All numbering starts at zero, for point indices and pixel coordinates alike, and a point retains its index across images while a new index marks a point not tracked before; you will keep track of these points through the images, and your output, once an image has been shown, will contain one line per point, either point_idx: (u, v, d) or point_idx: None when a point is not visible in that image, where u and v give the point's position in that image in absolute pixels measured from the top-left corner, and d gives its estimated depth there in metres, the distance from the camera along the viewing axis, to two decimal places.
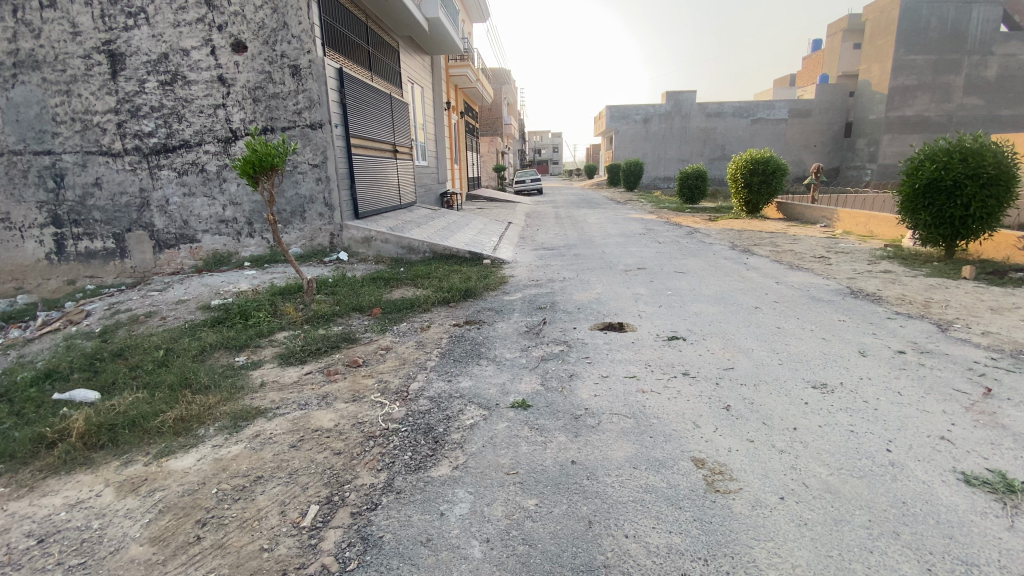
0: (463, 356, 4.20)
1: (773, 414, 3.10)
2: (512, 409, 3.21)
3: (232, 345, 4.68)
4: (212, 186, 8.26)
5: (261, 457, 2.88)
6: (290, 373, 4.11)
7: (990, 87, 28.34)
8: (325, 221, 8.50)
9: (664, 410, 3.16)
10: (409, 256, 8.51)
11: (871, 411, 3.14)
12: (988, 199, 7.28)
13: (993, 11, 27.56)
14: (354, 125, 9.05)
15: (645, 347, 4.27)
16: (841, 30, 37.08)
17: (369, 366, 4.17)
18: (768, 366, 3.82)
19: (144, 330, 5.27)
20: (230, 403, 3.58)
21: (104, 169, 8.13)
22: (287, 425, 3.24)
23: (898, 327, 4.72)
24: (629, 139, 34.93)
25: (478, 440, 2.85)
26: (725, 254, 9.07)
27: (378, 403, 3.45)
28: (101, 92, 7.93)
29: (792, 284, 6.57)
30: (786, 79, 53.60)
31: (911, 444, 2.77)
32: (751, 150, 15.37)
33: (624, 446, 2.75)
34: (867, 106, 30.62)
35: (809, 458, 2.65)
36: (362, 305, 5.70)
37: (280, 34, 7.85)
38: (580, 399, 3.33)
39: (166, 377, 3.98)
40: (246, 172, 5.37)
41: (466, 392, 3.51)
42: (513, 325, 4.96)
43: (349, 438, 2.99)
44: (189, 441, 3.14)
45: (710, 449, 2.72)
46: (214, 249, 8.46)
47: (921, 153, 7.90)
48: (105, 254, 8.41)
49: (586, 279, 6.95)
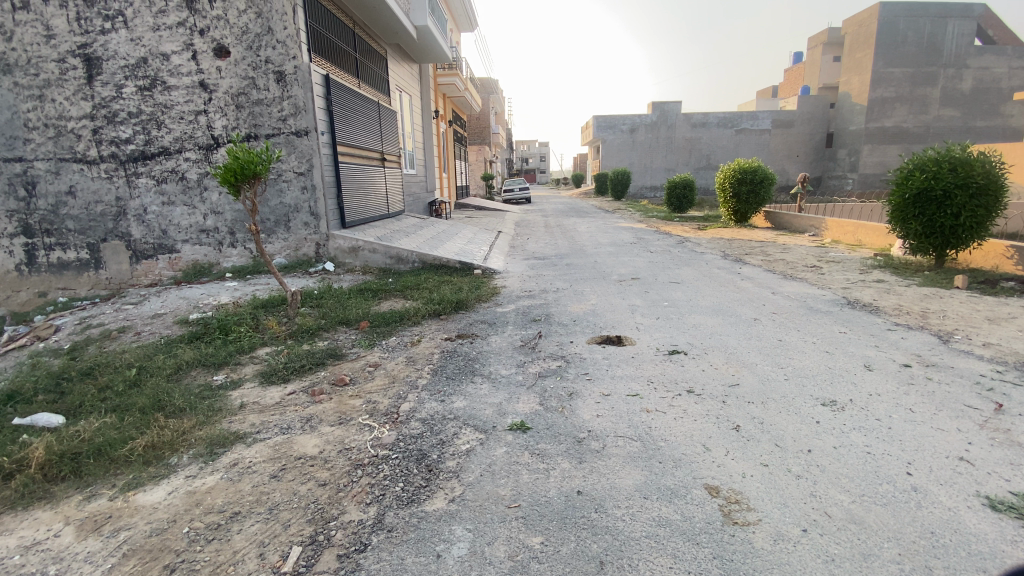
0: (456, 373, 4.00)
1: (784, 434, 2.95)
2: (510, 431, 3.02)
3: (211, 363, 4.43)
4: (192, 195, 7.99)
5: (239, 490, 2.64)
6: (272, 394, 3.87)
7: (965, 98, 29.03)
8: (310, 231, 8.25)
9: (671, 431, 3.00)
10: (398, 267, 8.30)
11: (885, 430, 2.99)
12: (977, 209, 7.29)
13: (967, 26, 28.32)
14: (341, 133, 8.84)
15: (646, 362, 4.11)
16: (821, 43, 37.92)
17: (356, 385, 3.94)
18: (775, 382, 3.67)
19: (116, 347, 4.97)
20: (206, 428, 3.34)
21: (78, 177, 7.81)
22: (268, 452, 3.01)
23: (900, 339, 4.62)
24: (616, 149, 35.21)
25: (475, 468, 2.65)
26: (718, 263, 8.98)
27: (366, 426, 3.23)
28: (76, 97, 7.63)
29: (788, 294, 6.48)
30: (769, 91, 54.54)
31: (931, 466, 2.62)
32: (738, 160, 15.46)
33: (631, 473, 2.57)
34: (848, 117, 31.19)
35: (827, 484, 2.49)
36: (349, 318, 5.47)
37: (265, 39, 7.65)
38: (582, 419, 3.15)
39: (138, 399, 3.71)
40: (227, 180, 5.13)
41: (460, 413, 3.31)
42: (507, 340, 4.77)
43: (335, 467, 2.77)
44: (159, 471, 2.89)
45: (723, 475, 2.56)
46: (194, 259, 8.17)
47: (910, 163, 7.92)
48: (78, 265, 8.04)
49: (580, 290, 6.79)
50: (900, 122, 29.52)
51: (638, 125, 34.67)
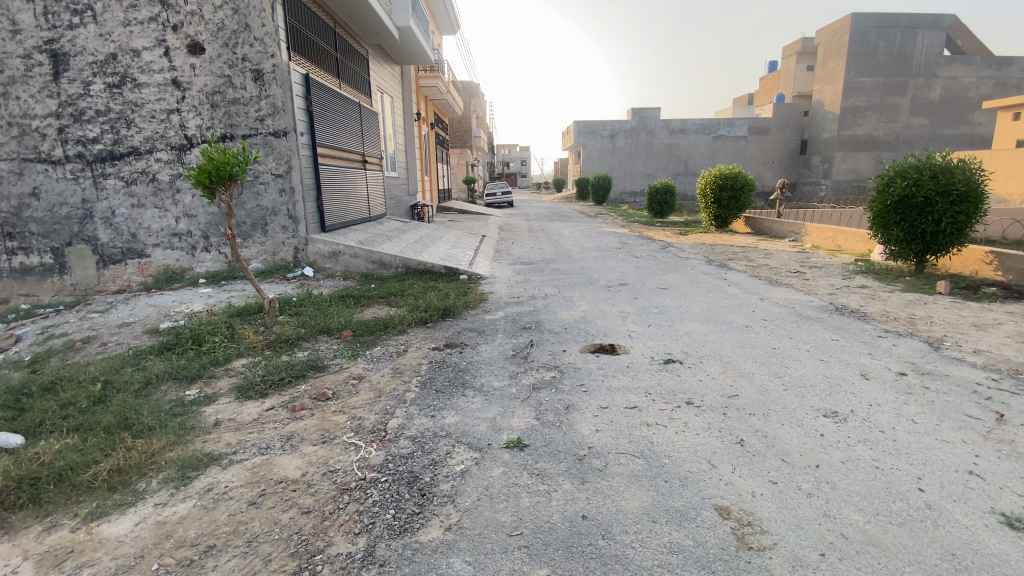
0: (446, 386, 3.82)
1: (789, 448, 2.85)
2: (506, 449, 2.86)
3: (182, 376, 4.15)
4: (164, 197, 7.64)
5: (213, 520, 2.43)
6: (249, 410, 3.64)
7: (934, 107, 29.96)
8: (288, 234, 7.97)
9: (674, 447, 2.88)
10: (381, 272, 8.07)
11: (891, 442, 2.92)
12: (957, 216, 7.40)
13: (935, 37, 29.26)
14: (321, 134, 8.59)
15: (642, 372, 3.99)
16: (795, 53, 38.83)
17: (340, 400, 3.72)
18: (774, 393, 3.58)
19: (80, 359, 4.64)
20: (177, 449, 3.10)
21: (42, 178, 7.39)
22: (245, 476, 2.79)
23: (892, 346, 4.60)
24: (597, 153, 35.26)
25: (471, 492, 2.48)
26: (704, 269, 8.96)
27: (352, 445, 3.03)
28: (41, 94, 7.24)
29: (776, 300, 6.48)
30: (745, 99, 55.55)
31: (942, 481, 2.55)
32: (720, 166, 15.58)
33: (638, 494, 2.44)
34: (822, 124, 31.95)
35: (839, 502, 2.39)
36: (330, 326, 5.24)
37: (242, 36, 7.37)
38: (581, 435, 3.01)
39: (102, 418, 3.43)
40: (201, 182, 4.86)
41: (452, 429, 3.13)
42: (498, 349, 4.61)
43: (319, 492, 2.57)
44: (126, 498, 2.65)
45: (733, 495, 2.44)
46: (166, 264, 7.81)
47: (892, 170, 8.02)
48: (42, 270, 7.59)
49: (569, 296, 6.67)
50: (871, 130, 30.35)
51: (619, 130, 34.88)
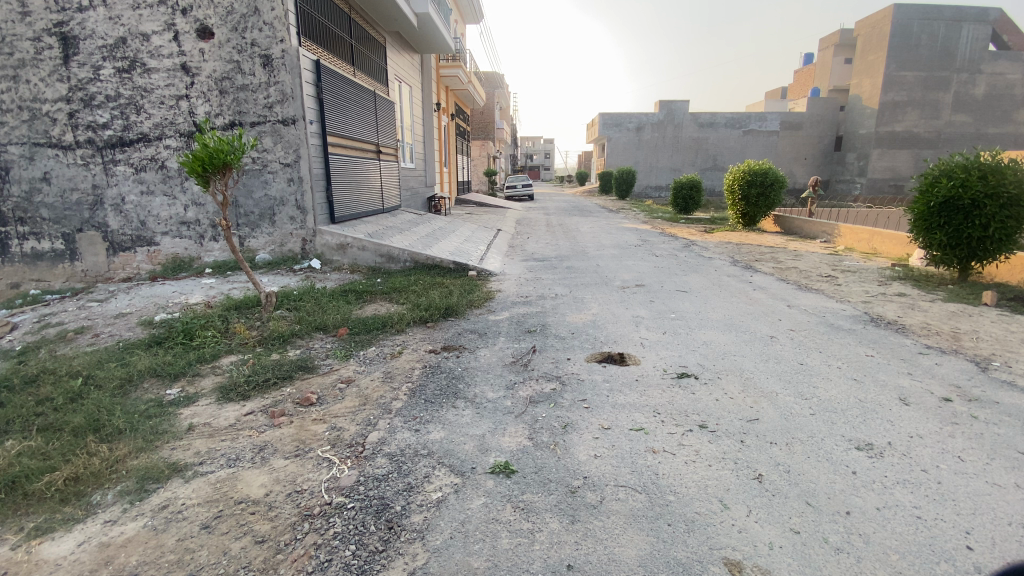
0: (436, 396, 3.53)
1: (816, 489, 2.48)
2: (492, 476, 2.57)
3: (166, 374, 3.97)
4: (172, 185, 7.53)
5: (159, 545, 2.20)
6: (227, 414, 3.42)
7: (978, 104, 28.42)
8: (296, 225, 7.79)
9: (681, 480, 2.54)
10: (388, 266, 7.83)
11: (935, 485, 2.51)
12: (1007, 220, 6.78)
13: (982, 31, 27.73)
14: (332, 123, 8.34)
15: (652, 388, 3.63)
16: (832, 45, 37.36)
17: (323, 406, 3.48)
18: (799, 418, 3.19)
19: (69, 351, 4.51)
20: (143, 457, 2.90)
21: (53, 163, 7.36)
22: (206, 492, 2.56)
23: (934, 365, 4.13)
24: (622, 146, 34.42)
25: (445, 528, 2.19)
26: (728, 270, 8.47)
27: (325, 461, 2.78)
28: (51, 78, 7.18)
29: (805, 307, 6.00)
30: (778, 93, 53.75)
31: (995, 537, 2.12)
32: (748, 161, 14.90)
33: (634, 540, 2.12)
34: (858, 120, 30.60)
35: (873, 561, 2.01)
36: (327, 323, 5.02)
37: (250, 21, 7.17)
38: (577, 462, 2.69)
39: (73, 418, 3.25)
40: (194, 170, 4.66)
41: (435, 448, 2.84)
42: (498, 354, 4.31)
43: (278, 518, 2.32)
44: (76, 513, 2.45)
45: (745, 545, 2.10)
46: (174, 253, 7.71)
47: (937, 169, 7.41)
48: (53, 256, 7.58)
49: (581, 297, 6.32)
50: (910, 126, 28.95)
51: (645, 123, 33.98)
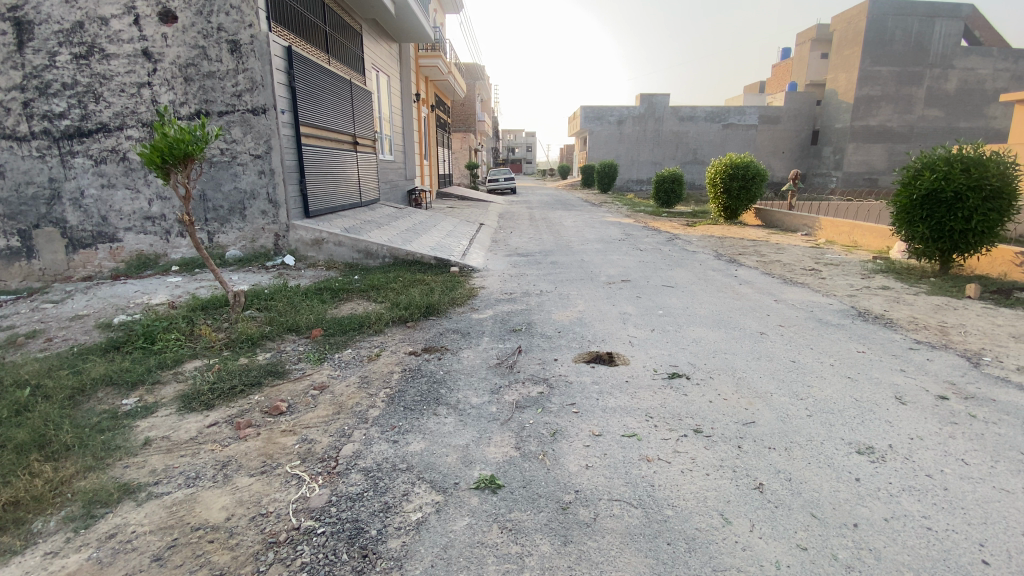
0: (416, 403, 3.31)
1: (820, 499, 2.34)
2: (476, 491, 2.38)
3: (123, 382, 3.68)
4: (135, 178, 7.11)
5: None
6: (189, 426, 3.16)
7: (950, 99, 29.03)
8: (268, 219, 7.44)
9: (679, 493, 2.38)
10: (366, 262, 7.55)
11: (942, 492, 2.39)
12: (988, 213, 6.82)
13: (954, 26, 28.24)
14: (306, 113, 7.99)
15: (643, 390, 3.47)
16: (809, 40, 37.73)
17: (293, 416, 3.23)
18: (796, 421, 3.06)
19: (18, 358, 4.16)
20: (92, 477, 2.63)
21: (7, 156, 6.91)
22: (161, 517, 2.32)
23: (926, 361, 4.06)
24: (603, 139, 34.31)
25: (424, 554, 1.99)
26: (713, 264, 8.38)
27: (295, 478, 2.55)
28: (3, 65, 6.72)
29: (792, 302, 5.93)
30: (757, 87, 54.26)
31: (1011, 550, 2.00)
32: (730, 154, 14.87)
33: (631, 563, 1.95)
34: (835, 114, 30.99)
35: None
36: (299, 324, 4.75)
37: (216, 4, 6.77)
38: (567, 474, 2.51)
39: (14, 432, 2.95)
40: (153, 161, 4.33)
41: (415, 462, 2.63)
42: (481, 356, 4.11)
43: (239, 547, 2.09)
44: (12, 544, 2.18)
45: (751, 565, 1.94)
46: (139, 249, 7.30)
47: (919, 162, 7.38)
48: (8, 253, 7.13)
49: (566, 293, 6.14)
50: (885, 121, 29.45)
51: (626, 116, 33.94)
